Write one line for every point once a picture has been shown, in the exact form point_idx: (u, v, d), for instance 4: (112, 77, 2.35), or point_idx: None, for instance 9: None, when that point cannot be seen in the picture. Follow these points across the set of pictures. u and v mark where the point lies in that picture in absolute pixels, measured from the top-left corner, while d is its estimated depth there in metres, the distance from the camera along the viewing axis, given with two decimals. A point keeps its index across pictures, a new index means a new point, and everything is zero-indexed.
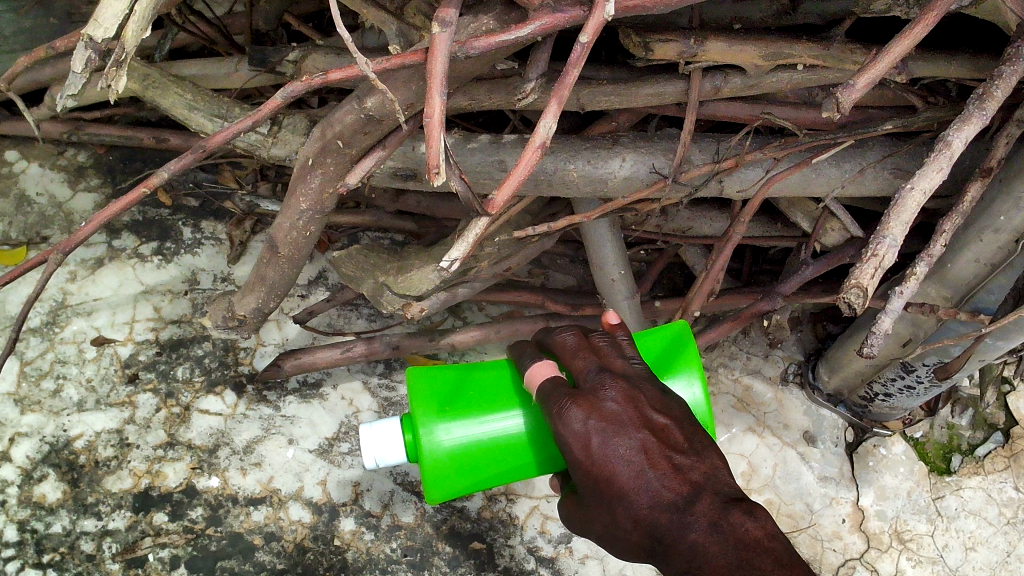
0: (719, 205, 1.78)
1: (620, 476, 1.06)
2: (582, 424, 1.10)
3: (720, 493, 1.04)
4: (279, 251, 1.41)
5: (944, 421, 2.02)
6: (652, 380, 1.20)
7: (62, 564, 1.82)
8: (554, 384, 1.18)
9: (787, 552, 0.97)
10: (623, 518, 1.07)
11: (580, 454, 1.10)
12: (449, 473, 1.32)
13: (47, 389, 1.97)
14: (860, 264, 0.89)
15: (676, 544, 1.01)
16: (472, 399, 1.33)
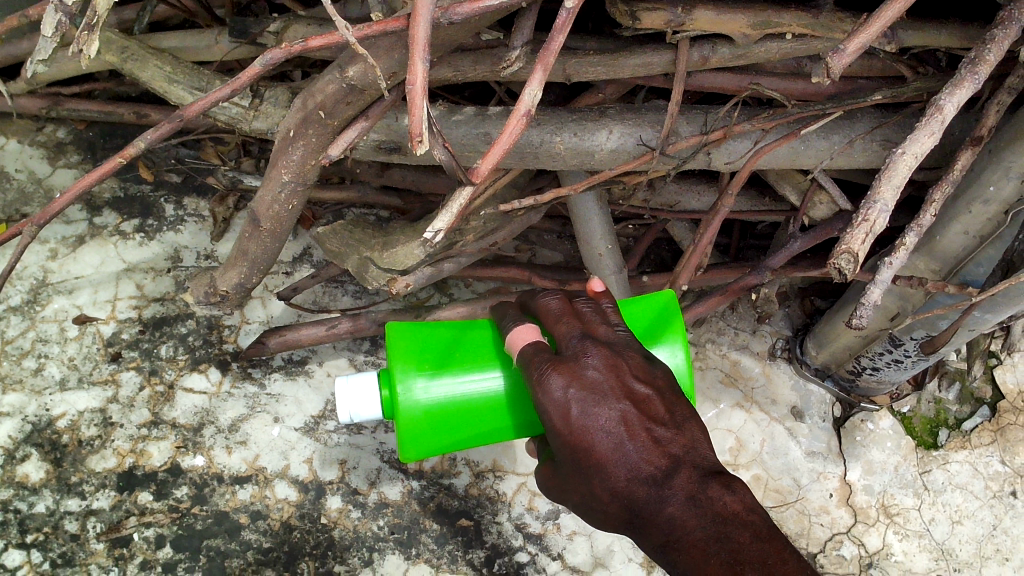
0: (706, 179, 1.77)
1: (598, 447, 1.06)
2: (562, 392, 1.10)
3: (699, 467, 1.05)
4: (261, 226, 1.40)
5: (931, 395, 2.02)
6: (636, 347, 1.19)
7: (46, 544, 1.80)
8: (535, 348, 1.18)
9: (764, 524, 0.99)
10: (599, 489, 1.07)
11: (558, 423, 1.10)
12: (425, 430, 1.31)
13: (29, 368, 1.94)
14: (851, 230, 0.88)
15: (653, 518, 1.02)
16: (452, 356, 1.31)
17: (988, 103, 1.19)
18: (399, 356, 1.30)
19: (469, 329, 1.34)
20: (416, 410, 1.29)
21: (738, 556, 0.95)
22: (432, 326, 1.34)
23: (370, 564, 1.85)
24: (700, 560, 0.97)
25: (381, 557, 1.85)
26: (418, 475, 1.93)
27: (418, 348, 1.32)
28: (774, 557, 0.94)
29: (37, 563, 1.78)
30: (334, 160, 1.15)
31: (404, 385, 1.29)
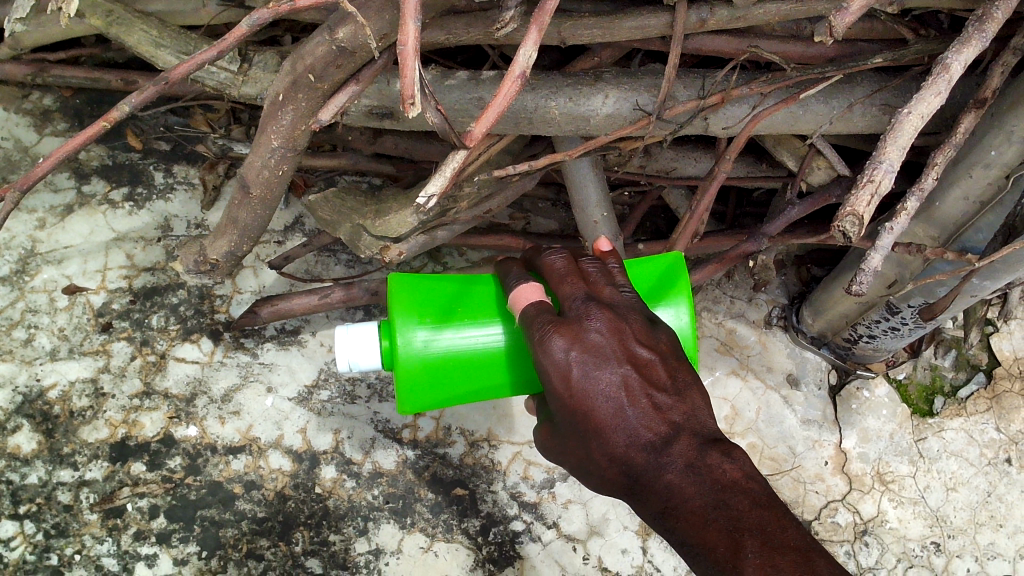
0: (702, 146, 1.74)
1: (598, 411, 1.06)
2: (564, 354, 1.07)
3: (697, 434, 1.06)
4: (251, 192, 1.37)
5: (927, 362, 2.01)
6: (639, 310, 1.16)
7: (39, 515, 1.80)
8: (538, 308, 1.14)
9: (763, 490, 1.00)
10: (597, 453, 1.08)
11: (558, 385, 1.08)
12: (422, 382, 1.29)
13: (19, 339, 1.93)
14: (856, 192, 0.95)
15: (652, 483, 1.03)
16: (452, 309, 1.30)
17: (992, 66, 1.17)
18: (400, 307, 1.28)
19: (471, 282, 1.32)
20: (414, 361, 1.27)
21: (737, 523, 0.95)
22: (434, 278, 1.32)
23: (366, 533, 1.85)
24: (698, 526, 0.97)
25: (376, 526, 1.85)
26: (413, 445, 1.92)
27: (418, 299, 1.30)
28: (773, 525, 0.95)
29: (31, 533, 1.79)
30: (325, 124, 1.13)
31: (403, 335, 1.27)
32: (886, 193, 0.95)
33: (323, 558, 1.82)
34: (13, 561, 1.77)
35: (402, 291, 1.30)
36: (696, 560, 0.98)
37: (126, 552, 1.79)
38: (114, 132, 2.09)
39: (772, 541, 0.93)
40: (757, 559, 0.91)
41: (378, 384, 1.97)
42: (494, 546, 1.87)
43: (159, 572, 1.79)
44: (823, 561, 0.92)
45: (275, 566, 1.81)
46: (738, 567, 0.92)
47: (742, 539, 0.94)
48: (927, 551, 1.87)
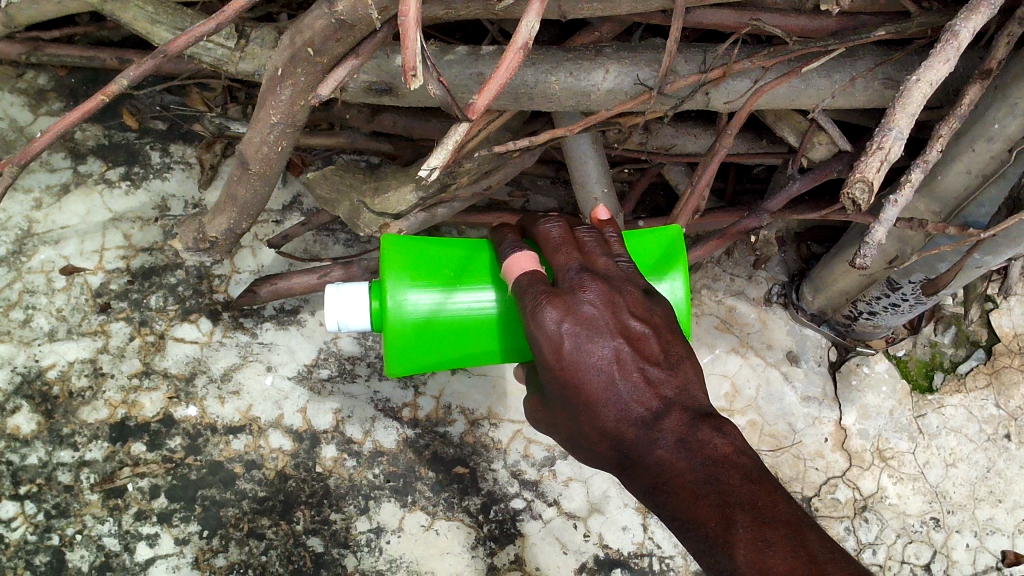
0: (703, 122, 1.73)
1: (590, 385, 1.06)
2: (556, 326, 1.06)
3: (689, 408, 1.07)
4: (250, 169, 1.37)
5: (927, 339, 2.01)
6: (634, 281, 1.16)
7: (39, 496, 1.80)
8: (531, 279, 1.13)
9: (754, 465, 1.00)
10: (588, 426, 1.08)
11: (550, 357, 1.07)
12: (410, 344, 1.28)
13: (17, 320, 1.92)
14: (866, 157, 0.95)
15: (643, 458, 1.04)
16: (445, 272, 1.28)
17: (997, 37, 1.17)
18: (392, 268, 1.26)
19: (464, 246, 1.31)
20: (405, 323, 1.26)
21: (728, 498, 0.95)
22: (427, 240, 1.31)
23: (367, 512, 1.85)
24: (689, 502, 0.98)
25: (377, 505, 1.86)
26: (413, 423, 1.92)
27: (410, 260, 1.28)
28: (764, 499, 0.96)
29: (32, 514, 1.79)
30: (325, 99, 1.11)
31: (395, 296, 1.25)
32: (895, 161, 0.96)
33: (324, 537, 1.82)
34: (14, 542, 1.77)
35: (394, 252, 1.28)
36: (687, 535, 0.97)
37: (127, 532, 1.79)
38: (110, 111, 2.08)
39: (762, 516, 0.93)
40: (748, 534, 0.91)
41: (377, 362, 1.97)
42: (494, 524, 1.88)
43: (161, 551, 1.79)
44: (815, 535, 0.92)
45: (276, 545, 1.81)
46: (729, 542, 0.92)
47: (733, 514, 0.94)
48: (927, 526, 1.87)
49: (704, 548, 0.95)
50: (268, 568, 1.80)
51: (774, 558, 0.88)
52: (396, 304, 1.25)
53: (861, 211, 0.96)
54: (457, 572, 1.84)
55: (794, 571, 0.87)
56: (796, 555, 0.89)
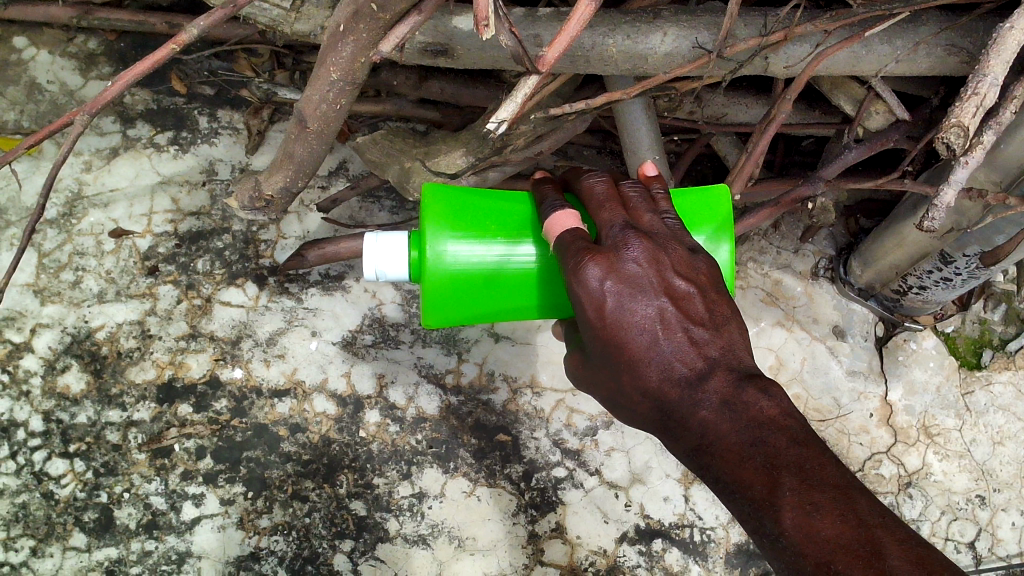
0: (755, 92, 1.71)
1: (632, 343, 1.06)
2: (598, 284, 1.07)
3: (734, 370, 1.06)
4: (308, 126, 1.39)
5: (976, 316, 1.98)
6: (679, 240, 1.16)
7: (88, 454, 1.83)
8: (573, 236, 1.13)
9: (802, 429, 0.98)
10: (630, 386, 1.08)
11: (592, 316, 1.08)
12: (448, 296, 1.28)
13: (67, 281, 1.94)
14: (964, 104, 1.04)
15: (687, 419, 1.03)
16: (485, 224, 1.28)
17: None
18: (433, 219, 1.26)
19: (504, 199, 1.31)
20: (444, 275, 1.26)
21: (775, 460, 0.94)
22: (467, 191, 1.30)
23: (409, 477, 1.86)
24: (734, 463, 0.96)
25: (419, 470, 1.87)
26: (456, 390, 1.93)
27: (451, 211, 1.27)
28: (812, 461, 0.93)
29: (81, 472, 1.82)
30: (386, 55, 1.14)
31: (435, 248, 1.25)
32: (990, 106, 1.05)
33: (367, 501, 1.84)
34: (64, 499, 1.81)
35: (435, 202, 1.27)
36: (732, 498, 0.96)
37: (174, 492, 1.82)
38: (159, 75, 2.09)
39: (810, 478, 0.91)
40: (795, 496, 0.89)
41: (420, 330, 1.97)
42: (536, 491, 1.89)
43: (207, 511, 1.82)
44: (865, 499, 0.90)
45: (320, 508, 1.83)
46: (775, 504, 0.90)
47: (779, 476, 0.92)
48: (972, 504, 1.87)
49: (749, 510, 0.93)
50: (312, 530, 1.82)
51: (822, 522, 0.87)
52: (436, 257, 1.25)
53: (954, 157, 1.04)
54: (498, 538, 1.85)
55: (842, 535, 0.86)
56: (844, 519, 0.87)
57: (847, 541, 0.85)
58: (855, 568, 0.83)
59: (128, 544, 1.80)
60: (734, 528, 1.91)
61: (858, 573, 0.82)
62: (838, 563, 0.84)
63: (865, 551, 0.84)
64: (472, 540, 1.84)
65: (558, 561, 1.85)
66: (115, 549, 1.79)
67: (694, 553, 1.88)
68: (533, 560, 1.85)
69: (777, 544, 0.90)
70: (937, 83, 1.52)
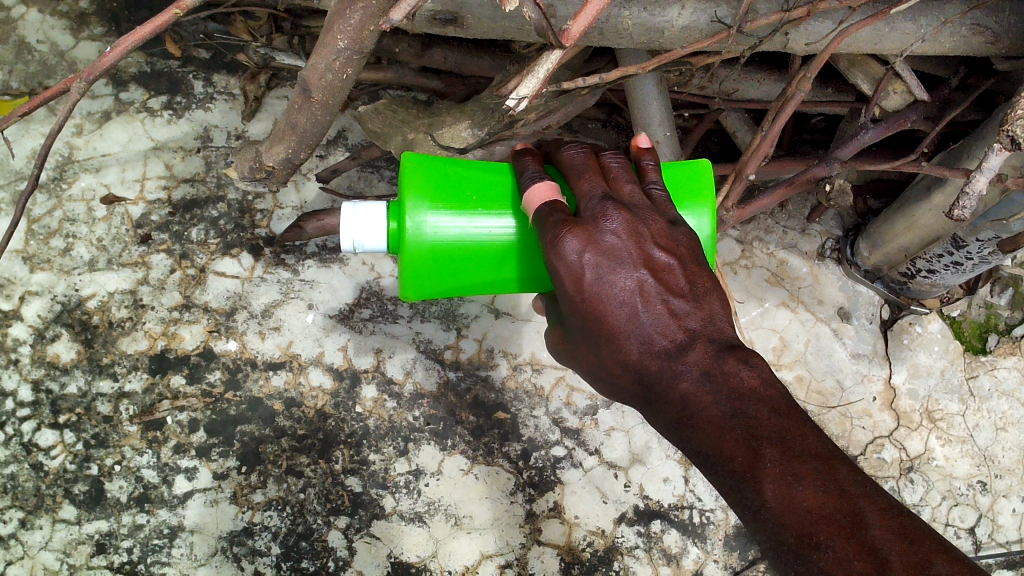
0: (768, 67, 1.67)
1: (611, 316, 1.03)
2: (577, 257, 1.04)
3: (716, 342, 1.04)
4: (312, 96, 1.34)
5: (982, 300, 1.96)
6: (661, 212, 1.12)
7: (79, 425, 1.80)
8: (551, 208, 1.09)
9: (784, 400, 0.97)
10: (609, 359, 1.06)
11: (570, 289, 1.05)
12: (428, 269, 1.25)
13: (57, 248, 1.89)
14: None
15: (667, 391, 1.01)
16: (465, 195, 1.24)
17: None
18: (412, 190, 1.22)
19: (486, 170, 1.26)
20: (424, 247, 1.22)
21: (756, 433, 0.92)
22: (448, 161, 1.26)
23: (406, 454, 1.83)
24: (714, 435, 0.95)
25: (416, 447, 1.84)
26: (455, 366, 1.90)
27: (430, 182, 1.23)
28: (793, 432, 0.92)
29: (71, 443, 1.79)
30: (396, 24, 1.04)
31: (413, 219, 1.21)
32: None
33: (363, 477, 1.81)
34: (53, 470, 1.77)
35: (415, 173, 1.23)
36: (713, 470, 0.95)
37: (166, 465, 1.79)
38: (153, 38, 2.03)
39: (791, 449, 0.90)
40: (775, 468, 0.88)
41: (419, 304, 1.93)
42: (534, 470, 1.86)
43: (199, 485, 1.79)
44: (846, 469, 0.89)
45: (315, 483, 1.80)
46: (756, 477, 0.89)
47: (760, 448, 0.91)
48: (973, 489, 1.86)
49: (730, 483, 0.92)
50: (307, 506, 1.79)
51: (804, 493, 0.86)
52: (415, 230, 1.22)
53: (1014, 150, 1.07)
54: (496, 517, 1.83)
55: (825, 505, 0.85)
56: (826, 489, 0.86)
57: (831, 510, 0.84)
58: (837, 540, 0.82)
59: (119, 517, 1.76)
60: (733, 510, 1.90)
61: (840, 545, 0.82)
62: (820, 534, 0.83)
63: (846, 521, 0.83)
64: (469, 518, 1.82)
65: (556, 540, 1.83)
66: (105, 523, 1.76)
67: (693, 535, 1.87)
68: (531, 539, 1.83)
69: (758, 516, 0.89)
70: (957, 63, 1.51)
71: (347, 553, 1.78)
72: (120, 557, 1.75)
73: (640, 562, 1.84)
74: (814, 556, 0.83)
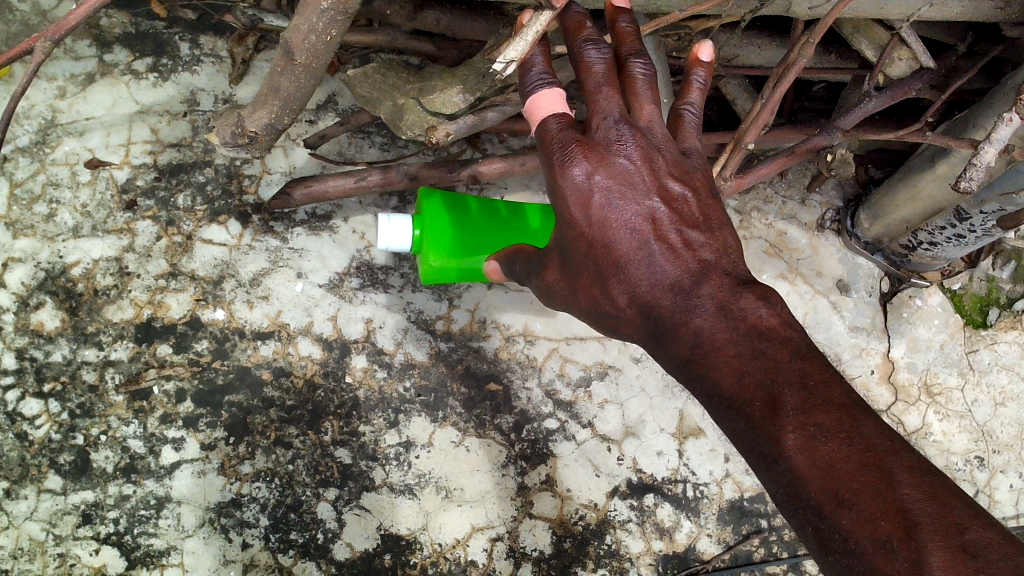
0: (769, 33, 1.63)
1: (618, 243, 1.06)
2: (585, 178, 1.08)
3: (729, 276, 1.04)
4: (296, 58, 1.30)
5: (984, 274, 1.93)
6: (674, 145, 1.14)
7: (64, 394, 1.77)
8: (562, 127, 1.10)
9: (802, 341, 0.93)
10: (615, 292, 1.07)
11: (579, 213, 1.08)
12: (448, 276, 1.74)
13: (40, 214, 1.85)
14: None
15: (678, 327, 1.00)
16: (461, 232, 1.73)
17: None
18: None
19: None
20: None
21: (772, 372, 0.89)
22: None
23: (396, 426, 1.81)
24: (730, 377, 0.92)
25: (407, 419, 1.81)
26: (446, 337, 1.86)
27: None
28: (816, 379, 0.88)
29: (56, 413, 1.76)
30: None
31: None
32: None
33: (352, 448, 1.78)
34: (38, 440, 1.74)
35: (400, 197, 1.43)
36: (724, 414, 0.92)
37: (153, 435, 1.76)
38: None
39: (814, 398, 0.86)
40: (797, 418, 0.84)
41: (411, 274, 1.90)
42: (527, 443, 1.83)
43: (187, 456, 1.76)
44: (870, 422, 0.85)
45: (303, 455, 1.77)
46: (777, 425, 0.85)
47: (779, 391, 0.87)
48: (970, 465, 1.84)
49: (744, 429, 0.88)
50: (295, 477, 1.76)
51: (826, 446, 0.82)
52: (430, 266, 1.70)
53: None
54: (487, 490, 1.81)
55: (848, 458, 0.81)
56: (850, 441, 0.82)
57: (854, 462, 0.81)
58: (861, 489, 0.79)
59: (105, 488, 1.73)
60: (728, 484, 1.89)
61: (866, 504, 0.78)
62: (844, 490, 0.79)
63: (872, 476, 0.79)
64: (460, 491, 1.80)
65: (547, 514, 1.81)
66: (91, 493, 1.73)
67: (687, 509, 1.85)
68: (522, 512, 1.81)
69: (775, 467, 0.85)
70: (965, 30, 1.48)
71: (336, 525, 1.76)
72: (106, 528, 1.72)
73: (633, 536, 1.82)
74: (837, 514, 0.79)
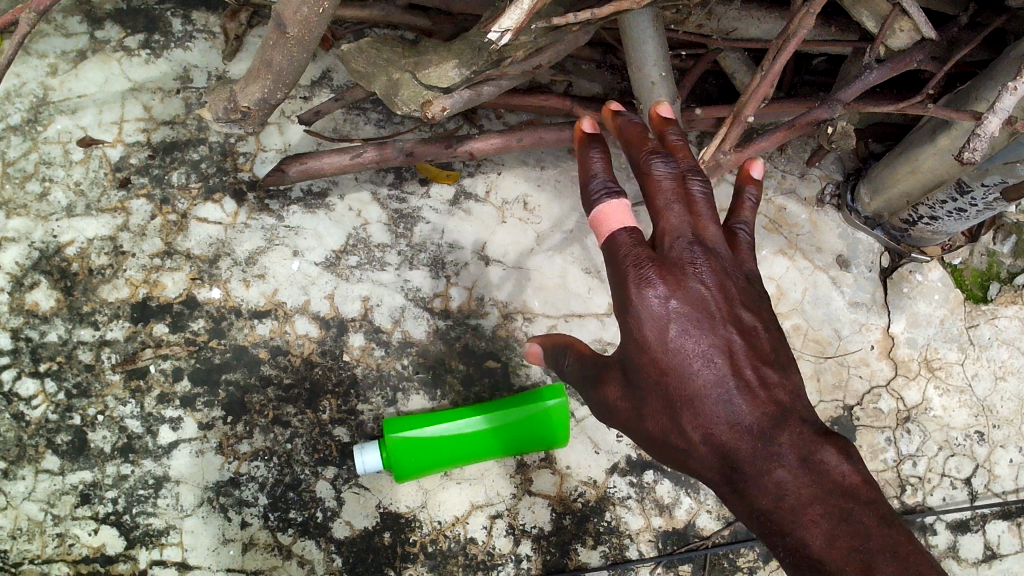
0: (768, 5, 1.62)
1: (695, 380, 1.02)
2: (663, 303, 1.03)
3: (807, 423, 1.02)
4: (287, 32, 1.28)
5: (985, 248, 1.91)
6: (737, 267, 1.12)
7: (60, 374, 1.76)
8: (634, 240, 1.06)
9: (885, 505, 0.94)
10: (700, 471, 1.04)
11: (652, 336, 1.04)
12: (417, 461, 1.68)
13: (33, 193, 1.83)
14: None
15: (760, 477, 0.98)
16: (446, 428, 1.69)
17: None
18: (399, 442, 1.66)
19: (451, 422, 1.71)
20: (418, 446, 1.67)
21: (862, 541, 0.90)
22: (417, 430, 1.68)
23: (394, 404, 1.80)
24: (822, 534, 0.92)
25: (405, 397, 1.80)
26: (444, 315, 1.85)
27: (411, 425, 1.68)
28: (907, 550, 0.90)
29: (53, 393, 1.75)
30: None
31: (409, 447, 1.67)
32: None
33: (350, 427, 1.78)
34: (35, 420, 1.74)
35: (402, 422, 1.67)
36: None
37: (150, 415, 1.76)
38: None
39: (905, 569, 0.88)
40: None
41: (407, 251, 1.87)
42: None
43: (184, 435, 1.75)
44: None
45: (301, 433, 1.77)
46: None
47: (872, 558, 0.89)
48: (970, 440, 1.84)
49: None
50: (294, 456, 1.76)
51: None
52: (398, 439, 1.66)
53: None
54: (486, 467, 1.80)
55: None
56: None
57: None
58: None
59: (103, 468, 1.73)
60: None
61: None
62: None
63: None
64: (458, 469, 1.79)
65: (546, 491, 1.80)
66: (89, 473, 1.73)
67: (686, 486, 1.83)
68: (521, 490, 1.80)
69: None
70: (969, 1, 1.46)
71: (335, 503, 1.75)
72: (105, 508, 1.72)
73: (632, 512, 1.81)
74: None
